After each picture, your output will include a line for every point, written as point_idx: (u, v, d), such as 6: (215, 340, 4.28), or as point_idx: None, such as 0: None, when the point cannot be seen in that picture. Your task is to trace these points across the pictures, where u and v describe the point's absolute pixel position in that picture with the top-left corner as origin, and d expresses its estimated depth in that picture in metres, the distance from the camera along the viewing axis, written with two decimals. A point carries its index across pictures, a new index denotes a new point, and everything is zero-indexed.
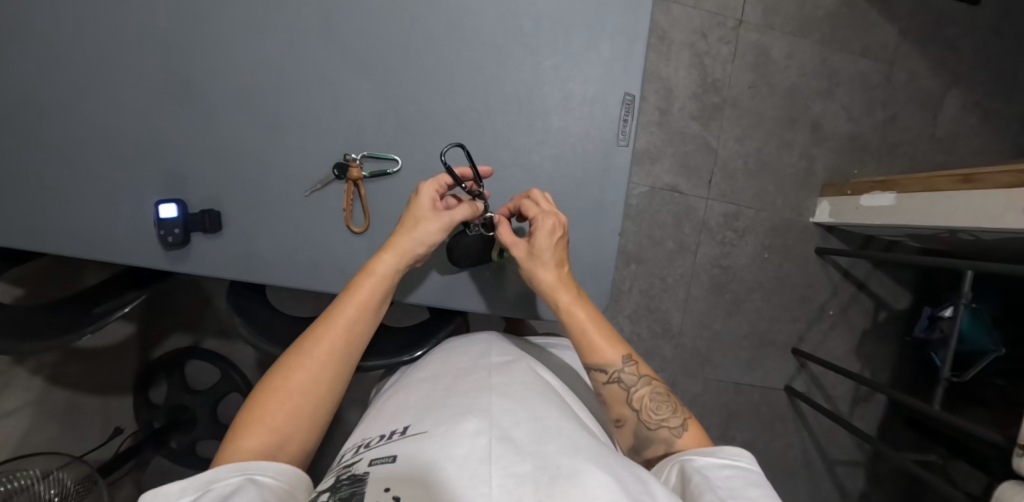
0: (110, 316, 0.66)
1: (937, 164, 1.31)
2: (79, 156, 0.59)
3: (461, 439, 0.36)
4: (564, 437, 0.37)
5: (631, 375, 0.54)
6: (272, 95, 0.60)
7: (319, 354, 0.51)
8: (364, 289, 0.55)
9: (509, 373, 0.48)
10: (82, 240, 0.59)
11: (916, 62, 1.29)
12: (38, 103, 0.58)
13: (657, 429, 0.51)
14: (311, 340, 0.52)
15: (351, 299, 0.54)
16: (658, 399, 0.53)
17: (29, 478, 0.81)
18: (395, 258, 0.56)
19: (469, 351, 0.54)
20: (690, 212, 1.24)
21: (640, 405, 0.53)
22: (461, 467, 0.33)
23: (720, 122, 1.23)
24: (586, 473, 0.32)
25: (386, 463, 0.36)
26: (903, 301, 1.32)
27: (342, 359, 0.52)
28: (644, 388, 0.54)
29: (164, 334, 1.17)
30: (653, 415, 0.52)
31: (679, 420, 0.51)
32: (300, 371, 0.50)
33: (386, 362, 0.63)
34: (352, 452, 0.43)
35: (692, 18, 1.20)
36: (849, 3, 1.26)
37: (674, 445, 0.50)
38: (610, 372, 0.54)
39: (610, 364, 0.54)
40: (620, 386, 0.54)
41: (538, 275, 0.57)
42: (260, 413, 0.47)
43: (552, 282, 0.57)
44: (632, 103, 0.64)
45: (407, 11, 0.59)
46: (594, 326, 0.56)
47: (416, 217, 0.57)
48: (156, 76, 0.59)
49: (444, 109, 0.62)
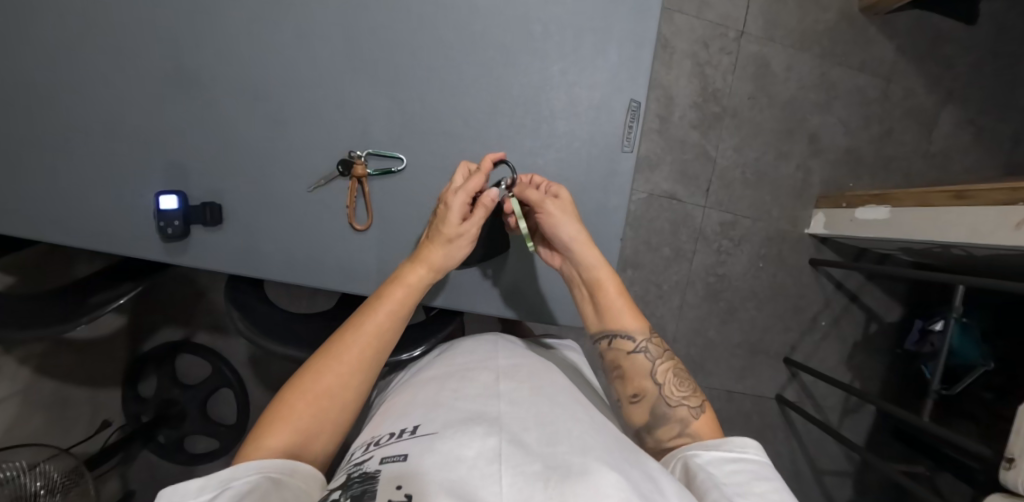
0: (104, 308, 0.65)
1: (931, 180, 1.33)
2: (83, 143, 0.59)
3: (472, 441, 0.36)
4: (573, 438, 0.37)
5: (655, 348, 0.58)
6: (278, 89, 0.60)
7: (349, 360, 0.51)
8: (395, 298, 0.55)
9: (520, 376, 0.48)
10: (84, 231, 0.59)
11: (912, 79, 1.31)
12: (41, 87, 0.57)
13: (676, 407, 0.53)
14: (341, 344, 0.52)
15: (384, 307, 0.54)
16: (679, 377, 0.56)
17: (15, 470, 0.79)
18: (428, 268, 0.57)
19: (476, 352, 0.55)
20: (688, 220, 1.25)
21: (663, 379, 0.56)
22: (471, 468, 0.33)
23: (719, 131, 1.25)
24: (596, 471, 0.32)
25: (397, 462, 0.36)
26: (895, 313, 1.34)
27: (369, 366, 0.52)
28: (667, 363, 0.57)
29: (157, 327, 1.16)
30: (674, 392, 0.55)
31: (697, 402, 0.54)
32: (328, 375, 0.50)
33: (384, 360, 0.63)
34: (361, 450, 0.43)
35: (695, 27, 1.22)
36: (849, 18, 1.28)
37: (690, 425, 0.52)
38: (637, 342, 0.58)
39: (636, 332, 0.58)
40: (645, 357, 0.57)
41: (575, 230, 0.58)
42: (288, 412, 0.47)
43: (583, 239, 0.58)
44: (637, 110, 0.64)
45: (417, 10, 0.60)
46: (619, 295, 0.60)
47: (453, 232, 0.56)
48: (162, 65, 0.58)
49: (450, 107, 0.62)
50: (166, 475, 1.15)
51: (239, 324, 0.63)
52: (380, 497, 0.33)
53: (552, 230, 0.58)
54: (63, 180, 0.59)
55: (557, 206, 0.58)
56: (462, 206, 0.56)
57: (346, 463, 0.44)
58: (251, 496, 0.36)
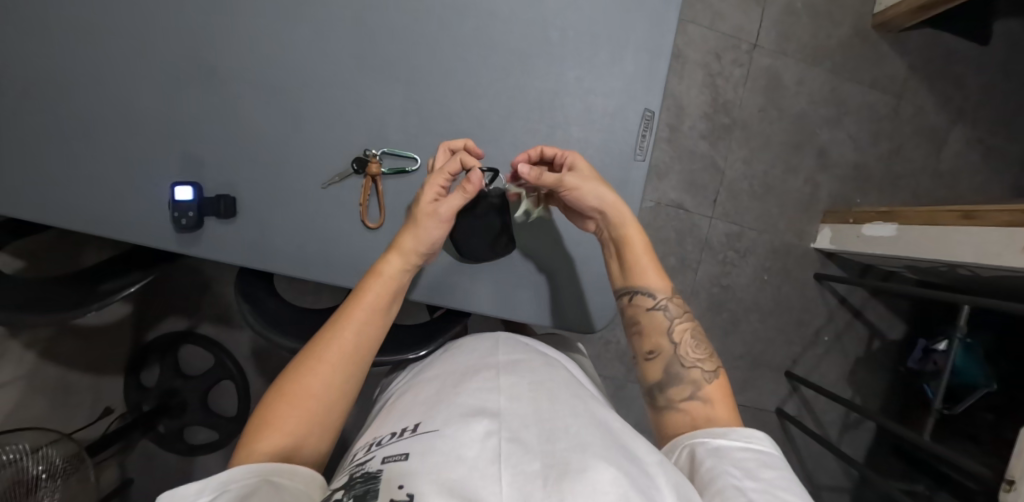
0: (115, 296, 0.67)
1: (938, 199, 1.33)
2: (98, 134, 0.59)
3: (472, 441, 0.36)
4: (571, 434, 0.37)
5: (675, 307, 0.59)
6: (297, 85, 0.61)
7: (331, 358, 0.51)
8: (373, 292, 0.55)
9: (519, 372, 0.48)
10: (98, 218, 0.60)
11: (923, 97, 1.32)
12: (63, 76, 0.58)
13: (690, 369, 0.55)
14: (322, 344, 0.52)
15: (361, 302, 0.55)
16: (696, 339, 0.57)
17: (18, 452, 0.80)
18: (405, 258, 0.57)
19: (477, 350, 0.55)
20: (694, 230, 1.25)
21: (680, 339, 0.57)
22: (471, 467, 0.33)
23: (728, 142, 1.25)
24: (594, 469, 0.32)
25: (399, 461, 0.37)
26: (898, 330, 1.33)
27: (353, 362, 0.53)
28: (685, 323, 0.59)
29: (162, 317, 1.17)
30: (690, 354, 0.56)
31: (711, 367, 0.56)
32: (310, 375, 0.50)
33: (391, 359, 0.63)
34: (363, 450, 0.44)
35: (708, 38, 1.22)
36: (861, 35, 1.28)
37: (702, 389, 0.53)
38: (657, 299, 0.59)
39: (659, 290, 0.59)
40: (664, 314, 0.58)
41: (605, 194, 0.58)
42: (276, 420, 0.47)
43: (611, 199, 0.59)
44: (651, 119, 0.65)
45: (436, 12, 0.60)
46: (645, 252, 0.60)
47: (427, 213, 0.58)
48: (182, 59, 0.59)
49: (465, 109, 0.62)
50: (164, 465, 1.16)
51: (248, 317, 0.63)
52: (382, 497, 0.33)
53: (577, 200, 0.58)
54: (80, 169, 0.59)
55: (576, 178, 0.58)
56: (435, 188, 0.58)
57: (348, 463, 0.44)
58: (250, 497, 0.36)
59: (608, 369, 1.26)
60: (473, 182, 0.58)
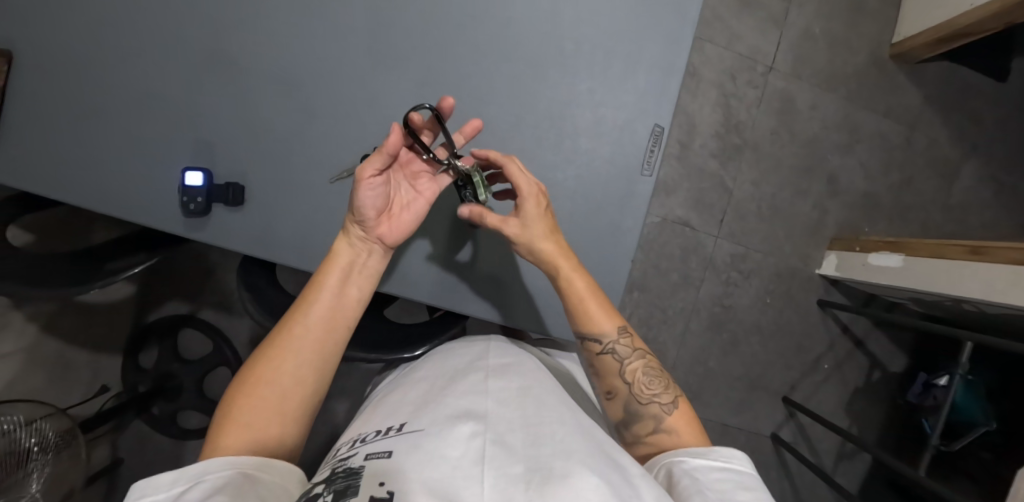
0: (118, 275, 0.69)
1: (948, 232, 1.32)
2: (116, 115, 0.61)
3: (457, 441, 0.36)
4: (557, 440, 0.37)
5: (626, 347, 0.57)
6: (311, 80, 0.62)
7: (282, 346, 0.51)
8: (326, 276, 0.54)
9: (507, 376, 0.48)
10: (107, 197, 0.61)
11: (937, 129, 1.31)
12: (90, 58, 0.61)
13: (648, 405, 0.54)
14: (278, 333, 0.52)
15: (314, 287, 0.53)
16: (650, 375, 0.56)
17: (11, 423, 0.80)
18: (352, 237, 0.55)
19: (469, 353, 0.55)
20: (699, 248, 1.25)
21: (633, 378, 0.56)
22: (454, 467, 0.33)
23: (738, 163, 1.25)
24: (577, 475, 0.32)
25: (382, 458, 0.37)
26: (899, 363, 1.32)
27: (309, 348, 0.51)
28: (638, 362, 0.57)
29: (164, 300, 1.18)
30: (645, 390, 0.55)
31: (670, 398, 0.55)
32: (265, 364, 0.50)
33: (386, 357, 0.63)
34: (347, 446, 0.44)
35: (724, 58, 1.23)
36: (878, 64, 1.28)
37: (663, 422, 0.52)
38: (605, 342, 0.57)
39: (606, 333, 0.57)
40: (614, 357, 0.57)
41: (539, 245, 0.56)
42: (233, 411, 0.47)
43: (551, 251, 0.57)
44: (660, 135, 0.65)
45: (453, 17, 0.61)
46: (592, 299, 0.57)
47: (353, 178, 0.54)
48: (201, 47, 0.61)
49: (475, 113, 0.62)
50: (156, 446, 1.17)
51: (247, 306, 0.64)
52: (363, 493, 0.33)
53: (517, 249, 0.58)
54: (94, 149, 0.61)
55: (517, 226, 0.56)
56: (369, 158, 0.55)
57: (331, 459, 0.45)
58: (226, 490, 0.36)
59: None
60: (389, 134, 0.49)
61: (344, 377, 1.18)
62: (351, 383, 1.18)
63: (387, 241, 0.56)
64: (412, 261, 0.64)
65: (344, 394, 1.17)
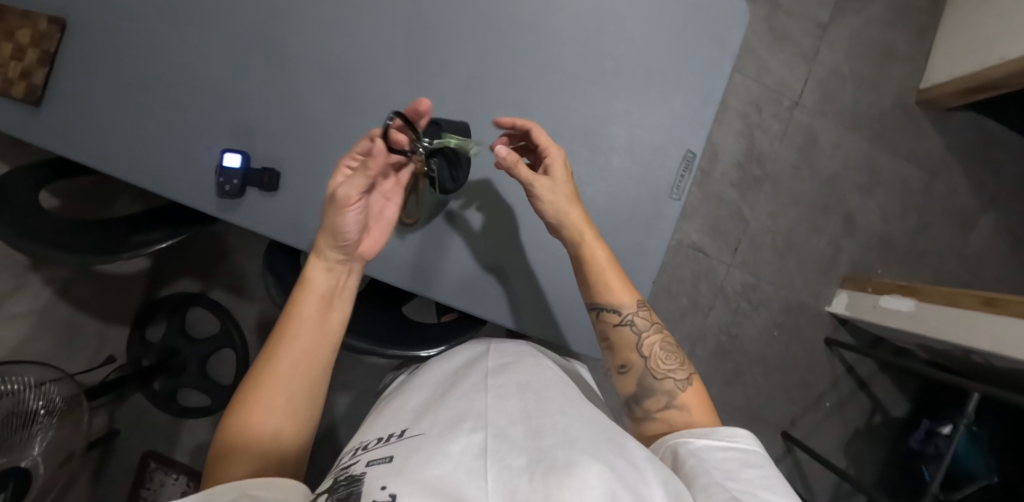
0: (144, 250, 0.69)
1: (961, 282, 1.31)
2: (161, 92, 0.63)
3: (457, 438, 0.37)
4: (559, 431, 0.37)
5: (643, 320, 0.58)
6: (356, 75, 0.63)
7: (264, 384, 0.46)
8: (304, 304, 0.51)
9: (507, 374, 0.48)
10: (146, 171, 0.62)
11: (958, 179, 1.31)
12: (144, 37, 0.63)
13: (663, 380, 0.54)
14: (255, 375, 0.47)
15: (292, 316, 0.50)
16: (667, 351, 0.57)
17: (22, 384, 0.80)
18: (328, 260, 0.53)
19: (465, 357, 0.55)
20: (710, 274, 1.25)
21: (650, 352, 0.56)
22: (456, 463, 0.34)
23: (757, 194, 1.26)
24: (580, 465, 0.31)
25: (383, 463, 0.37)
26: (902, 408, 1.31)
27: (302, 377, 0.48)
28: (655, 336, 0.58)
29: (175, 277, 1.21)
30: (662, 365, 0.56)
31: (685, 375, 0.55)
32: (254, 404, 0.45)
33: (405, 354, 0.63)
34: (349, 454, 0.44)
35: (752, 89, 1.24)
36: (904, 108, 1.29)
37: (677, 398, 0.53)
38: (624, 314, 0.58)
39: (624, 306, 0.58)
40: (632, 330, 0.58)
41: (563, 208, 0.58)
42: (227, 461, 0.41)
43: (578, 220, 0.58)
44: (692, 160, 0.66)
45: (500, 27, 0.62)
46: (613, 270, 0.59)
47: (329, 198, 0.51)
48: (252, 34, 0.62)
49: (512, 123, 0.64)
50: (154, 419, 1.19)
51: (272, 290, 0.65)
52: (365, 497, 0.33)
53: (539, 208, 0.58)
54: (139, 123, 0.62)
55: (545, 183, 0.57)
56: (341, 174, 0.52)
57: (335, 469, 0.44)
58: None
59: (604, 399, 1.25)
60: (375, 155, 0.49)
61: (347, 370, 1.19)
62: (353, 376, 1.19)
63: (367, 255, 0.56)
64: (437, 261, 0.65)
65: (346, 387, 1.18)
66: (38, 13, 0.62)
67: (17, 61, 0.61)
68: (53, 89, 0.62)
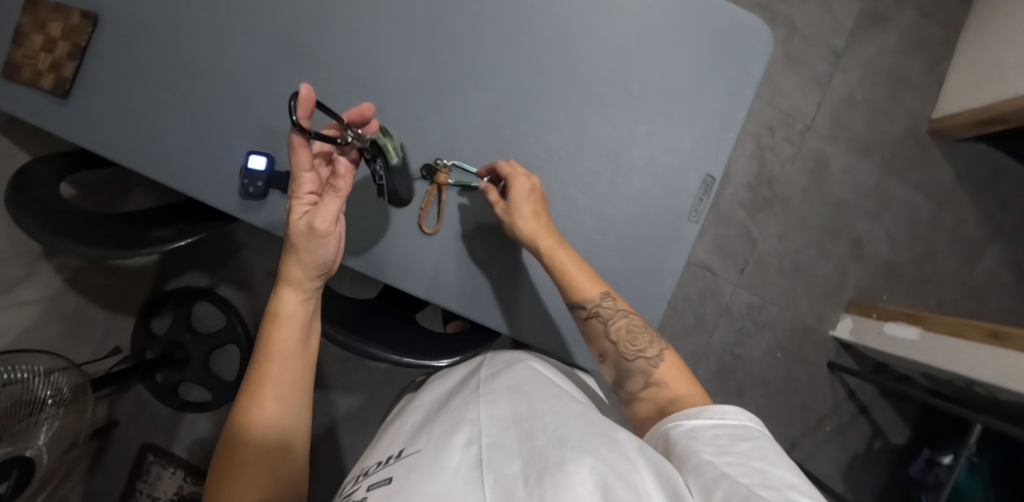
0: (162, 247, 0.68)
1: (965, 311, 1.32)
2: (190, 92, 0.63)
3: (452, 451, 0.38)
4: (549, 430, 0.37)
5: (609, 308, 0.56)
6: (384, 84, 0.64)
7: (254, 424, 0.45)
8: (283, 339, 0.49)
9: (497, 381, 0.49)
10: (172, 170, 0.63)
11: (966, 209, 1.32)
12: (176, 37, 0.64)
13: (635, 361, 0.53)
14: (240, 418, 0.45)
15: (270, 355, 0.48)
16: (636, 330, 0.55)
17: (33, 372, 0.80)
18: (304, 289, 0.51)
19: (459, 374, 0.57)
20: (716, 293, 1.26)
21: (618, 337, 0.55)
22: (453, 477, 0.34)
23: (766, 216, 1.26)
24: (571, 463, 0.31)
25: (382, 485, 0.37)
26: (902, 435, 1.31)
27: (289, 413, 0.48)
28: (622, 320, 0.56)
29: (182, 271, 1.21)
30: (631, 346, 0.54)
31: (656, 351, 0.53)
32: (244, 452, 0.44)
33: (422, 362, 0.62)
34: (351, 481, 0.44)
35: (765, 112, 1.25)
36: (914, 137, 1.30)
37: (651, 376, 0.51)
38: (589, 308, 0.56)
39: (587, 299, 0.56)
40: (598, 321, 0.56)
41: (519, 228, 0.59)
42: None
43: (533, 230, 0.59)
44: (711, 185, 0.67)
45: (528, 45, 0.63)
46: (570, 267, 0.58)
47: (304, 227, 0.49)
48: (283, 39, 0.63)
49: (535, 139, 0.64)
50: (155, 412, 1.19)
51: None
52: None
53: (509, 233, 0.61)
54: (167, 122, 0.63)
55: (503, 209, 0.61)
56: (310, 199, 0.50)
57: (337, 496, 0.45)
58: None
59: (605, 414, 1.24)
60: (342, 176, 0.50)
61: (351, 371, 1.19)
62: (356, 378, 1.19)
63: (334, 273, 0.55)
64: (454, 271, 0.66)
65: (348, 388, 1.18)
66: (70, 7, 0.63)
67: (48, 53, 0.62)
68: (81, 82, 0.63)
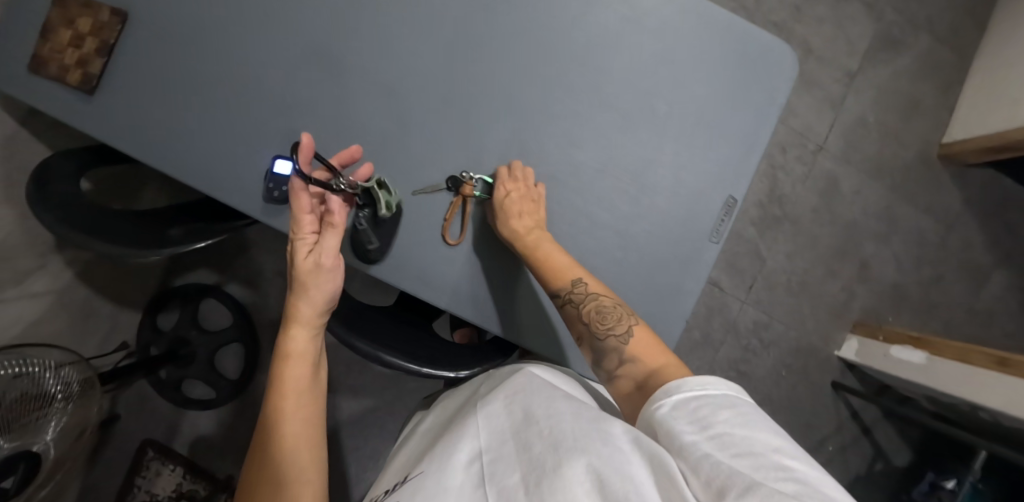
0: (183, 247, 0.67)
1: (970, 336, 1.32)
2: (218, 94, 0.64)
3: (454, 471, 0.40)
4: (546, 433, 0.38)
5: (580, 292, 0.56)
6: (412, 94, 0.64)
7: (280, 466, 0.45)
8: (296, 376, 0.49)
9: (495, 389, 0.50)
10: (197, 172, 0.63)
11: (974, 234, 1.33)
12: (207, 40, 0.64)
13: (607, 339, 0.52)
14: (264, 468, 0.45)
15: (285, 394, 0.48)
16: (605, 308, 0.54)
17: (44, 367, 0.80)
18: (311, 326, 0.52)
19: (456, 399, 0.61)
20: (723, 310, 1.26)
21: (588, 318, 0.54)
22: (457, 496, 0.37)
23: (775, 234, 1.27)
24: (568, 471, 0.33)
25: None
26: (903, 457, 1.31)
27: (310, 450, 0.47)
28: (592, 301, 0.55)
29: (191, 267, 1.21)
30: (602, 324, 0.53)
31: (625, 327, 0.52)
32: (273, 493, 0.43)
33: (443, 373, 0.62)
34: None
35: (778, 131, 1.26)
36: (925, 161, 1.31)
37: (624, 352, 0.50)
38: (560, 295, 0.57)
39: (558, 287, 0.57)
40: (570, 306, 0.56)
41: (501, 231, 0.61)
42: None
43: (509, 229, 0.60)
44: (733, 207, 0.67)
45: (556, 61, 0.64)
46: (540, 258, 0.58)
47: (307, 264, 0.52)
48: (313, 46, 0.64)
49: (560, 155, 0.65)
50: (158, 409, 1.19)
51: None
52: None
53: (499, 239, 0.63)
54: (194, 123, 0.63)
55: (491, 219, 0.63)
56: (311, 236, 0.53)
57: None
58: None
59: None
60: (332, 210, 0.53)
61: (356, 375, 1.19)
62: (362, 381, 1.19)
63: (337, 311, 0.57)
64: (473, 282, 0.66)
65: (353, 391, 1.18)
66: (100, 5, 0.63)
67: (76, 48, 0.63)
68: (107, 79, 0.63)
